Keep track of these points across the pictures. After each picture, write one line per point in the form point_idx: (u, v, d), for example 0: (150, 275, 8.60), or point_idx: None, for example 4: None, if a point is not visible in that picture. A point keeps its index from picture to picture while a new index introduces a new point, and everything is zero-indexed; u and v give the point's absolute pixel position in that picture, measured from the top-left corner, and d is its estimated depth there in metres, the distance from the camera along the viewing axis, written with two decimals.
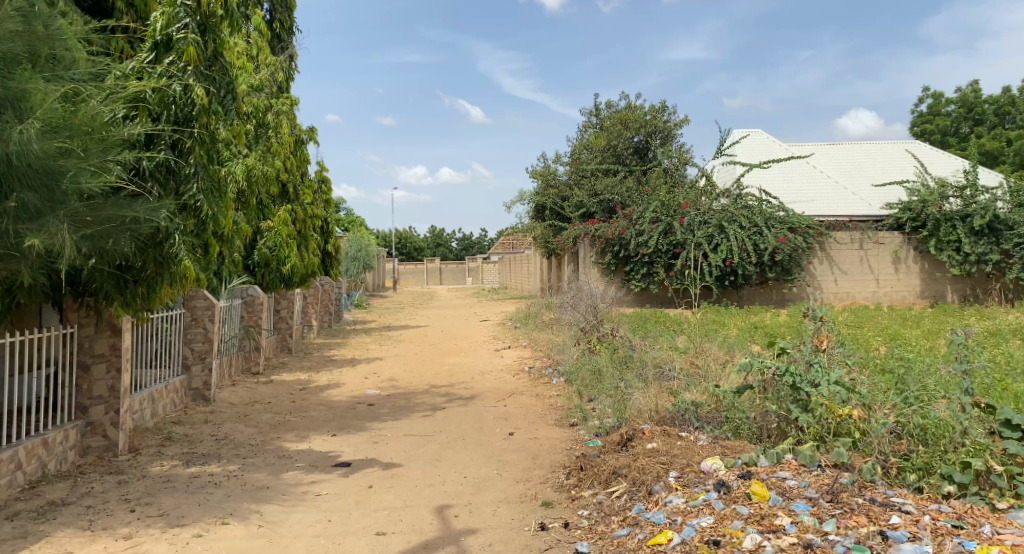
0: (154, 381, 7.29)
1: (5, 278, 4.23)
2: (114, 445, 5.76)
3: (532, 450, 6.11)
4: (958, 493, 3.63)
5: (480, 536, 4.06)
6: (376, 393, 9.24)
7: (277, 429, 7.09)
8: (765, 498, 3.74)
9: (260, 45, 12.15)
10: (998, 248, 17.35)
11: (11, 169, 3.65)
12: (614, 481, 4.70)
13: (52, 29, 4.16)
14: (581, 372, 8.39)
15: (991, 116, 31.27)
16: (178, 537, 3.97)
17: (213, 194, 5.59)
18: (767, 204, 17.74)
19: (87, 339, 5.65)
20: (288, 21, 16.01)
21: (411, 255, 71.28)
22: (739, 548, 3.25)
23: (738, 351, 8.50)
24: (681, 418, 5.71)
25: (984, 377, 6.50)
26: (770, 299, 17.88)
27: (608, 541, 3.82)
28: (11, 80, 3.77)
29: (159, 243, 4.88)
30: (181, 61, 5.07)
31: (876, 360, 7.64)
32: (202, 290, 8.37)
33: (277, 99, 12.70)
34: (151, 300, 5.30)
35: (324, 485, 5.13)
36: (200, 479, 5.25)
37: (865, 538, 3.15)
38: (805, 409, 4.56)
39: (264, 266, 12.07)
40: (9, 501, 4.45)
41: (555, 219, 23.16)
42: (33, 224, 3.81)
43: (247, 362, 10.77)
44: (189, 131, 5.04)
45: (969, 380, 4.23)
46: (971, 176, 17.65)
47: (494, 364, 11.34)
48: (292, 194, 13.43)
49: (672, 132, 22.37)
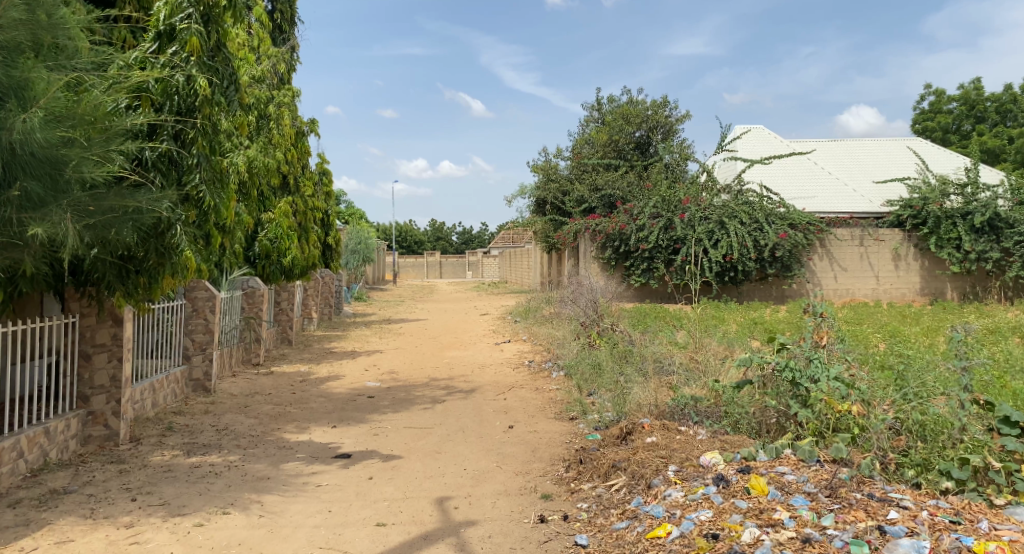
0: (154, 371, 7.29)
1: (6, 267, 4.22)
2: (115, 435, 5.78)
3: (532, 443, 6.13)
4: (956, 489, 3.65)
5: (481, 527, 4.09)
6: (377, 385, 9.28)
7: (277, 420, 7.11)
8: (763, 492, 3.76)
9: (261, 36, 12.01)
10: (999, 245, 17.39)
11: (13, 159, 3.66)
12: (613, 475, 4.73)
13: (55, 18, 4.10)
14: (581, 366, 8.43)
15: (993, 114, 31.24)
16: (179, 527, 3.99)
17: (215, 184, 5.57)
18: (768, 200, 17.74)
19: (88, 328, 5.66)
20: (288, 11, 15.91)
21: (411, 247, 71.42)
22: (737, 541, 3.27)
23: (737, 346, 8.53)
24: (680, 413, 5.73)
25: (984, 374, 6.53)
26: (770, 295, 17.93)
27: (608, 534, 3.85)
28: (14, 68, 3.74)
29: (161, 233, 4.89)
30: (184, 51, 5.05)
31: (876, 356, 7.65)
32: (205, 281, 8.38)
33: (277, 90, 12.61)
34: (152, 290, 5.29)
35: (325, 476, 5.15)
36: (201, 469, 5.27)
37: (863, 532, 3.18)
38: (805, 404, 4.61)
39: (264, 258, 12.10)
40: (11, 489, 4.47)
41: (556, 214, 23.21)
42: (37, 214, 3.81)
43: (247, 353, 10.75)
44: (191, 122, 5.04)
45: (968, 377, 4.24)
46: (971, 174, 17.66)
47: (494, 357, 11.39)
48: (293, 185, 13.38)
49: (673, 128, 22.40)
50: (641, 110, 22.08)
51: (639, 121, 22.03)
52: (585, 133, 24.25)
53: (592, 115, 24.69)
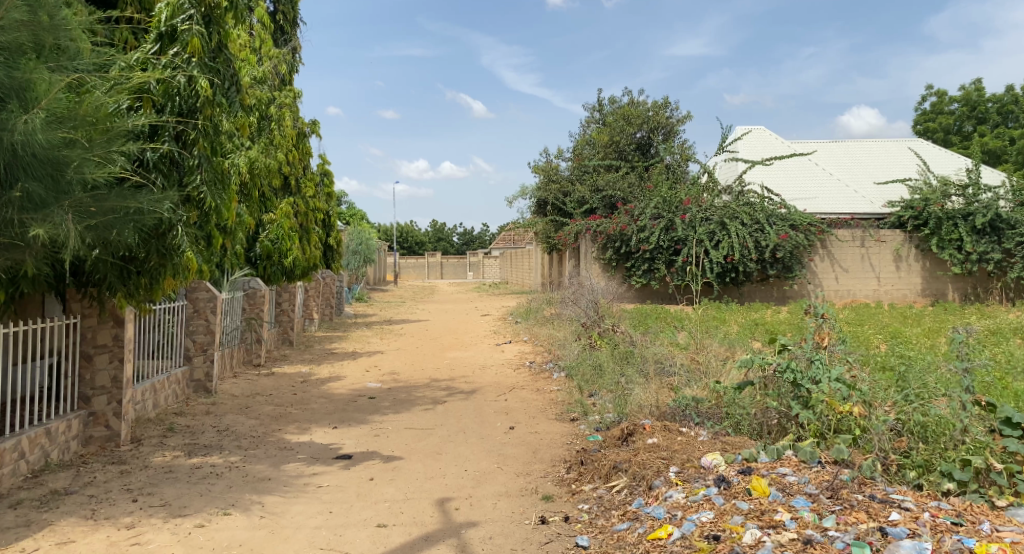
0: (155, 372, 7.29)
1: (8, 269, 4.23)
2: (116, 435, 5.78)
3: (533, 444, 6.13)
4: (958, 490, 3.65)
5: (481, 528, 4.09)
6: (377, 386, 9.27)
7: (278, 421, 7.11)
8: (765, 493, 3.76)
9: (263, 37, 12.02)
10: (1000, 247, 17.36)
11: (16, 159, 3.67)
12: (615, 476, 4.73)
13: (57, 19, 4.10)
14: (582, 367, 8.42)
15: (994, 115, 31.20)
16: (180, 527, 4.00)
17: (216, 185, 5.58)
18: (769, 201, 17.72)
19: (90, 329, 5.65)
20: (291, 12, 15.95)
21: (411, 249, 71.49)
22: (739, 543, 3.26)
23: (739, 348, 8.52)
24: (681, 414, 5.74)
25: (984, 376, 6.51)
26: (770, 296, 17.92)
27: (608, 535, 3.84)
28: (16, 69, 3.75)
29: (162, 234, 4.90)
30: (186, 52, 5.06)
31: (877, 358, 7.63)
32: (206, 282, 8.35)
33: (280, 92, 12.72)
34: (153, 292, 5.29)
35: (325, 477, 5.15)
36: (202, 470, 5.28)
37: (865, 534, 3.17)
38: (806, 405, 4.60)
39: (266, 258, 12.12)
40: (13, 490, 4.47)
41: (557, 215, 23.21)
42: (38, 215, 3.82)
43: (248, 354, 10.74)
44: (192, 123, 5.05)
45: (969, 378, 4.23)
46: (973, 175, 17.63)
47: (495, 358, 11.39)
48: (294, 186, 13.39)
49: (675, 129, 22.55)
50: (642, 111, 22.13)
51: (640, 122, 22.00)
52: (586, 134, 24.28)
53: (593, 115, 24.70)
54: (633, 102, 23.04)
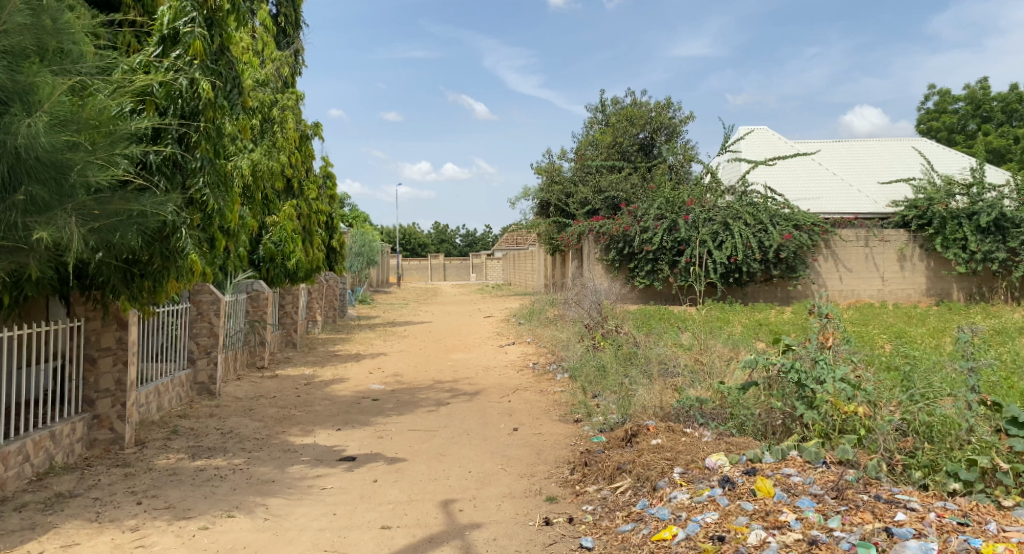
0: (159, 375, 7.33)
1: (14, 271, 4.24)
2: (120, 438, 5.78)
3: (536, 446, 6.11)
4: (964, 490, 3.63)
5: (485, 530, 4.08)
6: (380, 388, 9.23)
7: (282, 423, 7.12)
8: (769, 494, 3.75)
9: (265, 39, 11.99)
10: (1005, 245, 17.20)
11: (19, 163, 3.68)
12: (619, 477, 4.71)
13: (60, 23, 4.10)
14: (586, 367, 8.37)
15: (999, 114, 31.01)
16: (184, 529, 4.00)
17: (219, 188, 5.60)
18: (773, 201, 17.69)
19: (94, 332, 5.69)
20: (293, 15, 15.99)
21: (416, 251, 71.77)
22: (743, 544, 3.24)
23: (742, 348, 8.51)
24: (686, 414, 5.71)
25: (991, 376, 6.44)
26: (774, 296, 17.92)
27: (613, 536, 3.83)
28: (20, 73, 3.78)
29: (166, 237, 4.91)
30: (188, 55, 5.05)
31: (883, 358, 7.55)
32: (209, 285, 8.36)
33: (283, 95, 12.78)
34: (157, 293, 5.32)
35: (329, 479, 5.15)
36: (206, 472, 5.28)
37: (870, 534, 3.15)
38: (811, 406, 4.59)
39: (269, 261, 12.15)
40: (18, 493, 4.48)
41: (560, 216, 23.14)
42: (41, 218, 3.84)
43: (252, 356, 10.75)
44: (195, 125, 5.05)
45: (975, 378, 4.23)
46: (976, 174, 17.52)
47: (498, 360, 11.37)
48: (297, 189, 13.40)
49: (678, 129, 22.78)
50: (644, 112, 22.27)
51: (642, 123, 22.16)
52: (589, 134, 24.28)
53: (595, 116, 24.71)
54: (636, 102, 23.19)
